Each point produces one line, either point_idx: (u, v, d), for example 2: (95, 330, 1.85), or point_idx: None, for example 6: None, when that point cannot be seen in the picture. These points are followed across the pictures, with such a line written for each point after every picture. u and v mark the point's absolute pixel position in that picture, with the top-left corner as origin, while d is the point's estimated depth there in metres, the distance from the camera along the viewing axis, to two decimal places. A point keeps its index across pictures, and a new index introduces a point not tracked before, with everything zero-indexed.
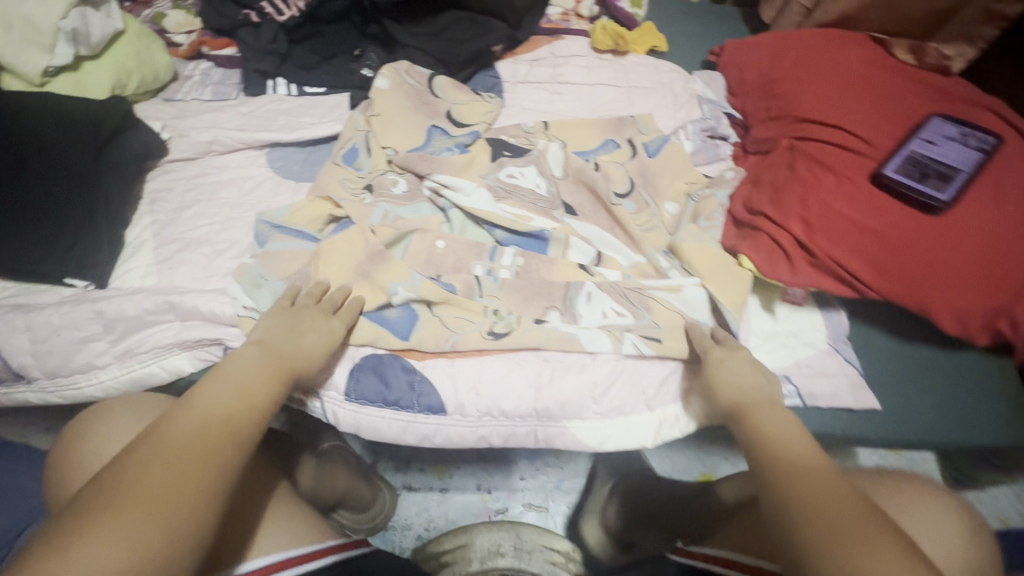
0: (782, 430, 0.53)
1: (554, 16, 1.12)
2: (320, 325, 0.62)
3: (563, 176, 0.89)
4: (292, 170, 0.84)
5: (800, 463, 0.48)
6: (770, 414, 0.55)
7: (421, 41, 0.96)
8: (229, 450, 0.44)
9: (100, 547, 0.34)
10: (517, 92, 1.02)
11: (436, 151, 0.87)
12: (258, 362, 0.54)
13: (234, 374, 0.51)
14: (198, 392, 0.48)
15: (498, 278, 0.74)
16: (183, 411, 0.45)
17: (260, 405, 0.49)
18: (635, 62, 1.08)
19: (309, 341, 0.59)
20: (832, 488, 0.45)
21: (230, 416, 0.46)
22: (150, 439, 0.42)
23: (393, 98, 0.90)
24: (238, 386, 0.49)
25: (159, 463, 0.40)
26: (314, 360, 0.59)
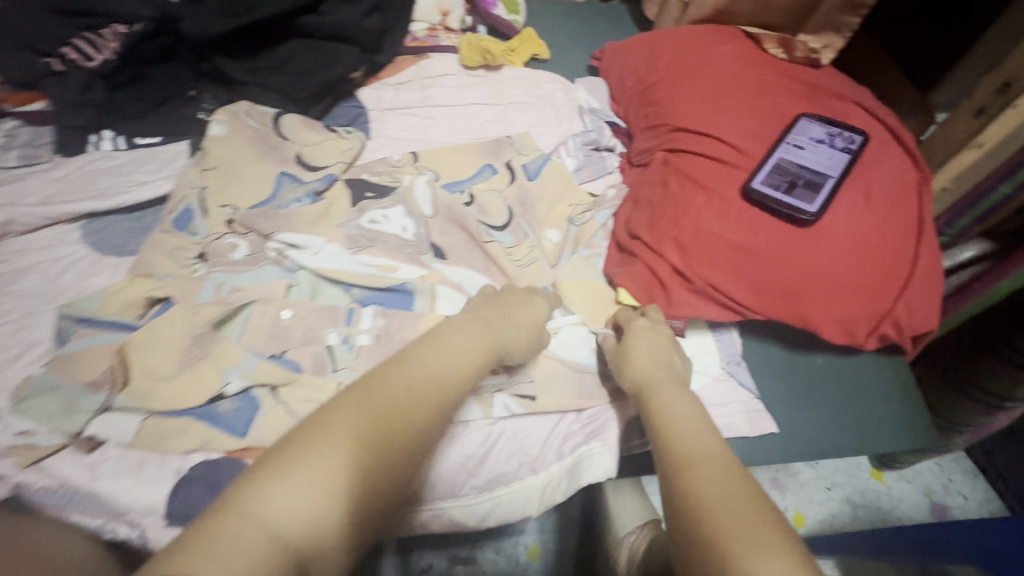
0: (677, 410, 0.53)
1: (419, 33, 1.04)
2: (535, 306, 0.65)
3: (433, 214, 0.81)
4: (111, 244, 0.73)
5: (689, 450, 0.48)
6: (673, 395, 0.55)
7: (261, 77, 0.85)
8: (432, 407, 0.49)
9: (308, 475, 0.40)
10: (383, 121, 0.93)
11: (284, 204, 0.78)
12: (476, 328, 0.57)
13: (454, 340, 0.55)
14: (418, 355, 0.52)
15: (354, 346, 0.66)
16: (395, 371, 0.49)
17: (467, 373, 0.53)
18: (510, 75, 1.01)
19: (529, 320, 0.63)
20: (712, 475, 0.45)
21: (434, 381, 0.50)
22: (374, 396, 0.47)
23: (233, 145, 0.80)
24: (451, 353, 0.53)
25: (364, 425, 0.44)
26: (528, 340, 0.62)
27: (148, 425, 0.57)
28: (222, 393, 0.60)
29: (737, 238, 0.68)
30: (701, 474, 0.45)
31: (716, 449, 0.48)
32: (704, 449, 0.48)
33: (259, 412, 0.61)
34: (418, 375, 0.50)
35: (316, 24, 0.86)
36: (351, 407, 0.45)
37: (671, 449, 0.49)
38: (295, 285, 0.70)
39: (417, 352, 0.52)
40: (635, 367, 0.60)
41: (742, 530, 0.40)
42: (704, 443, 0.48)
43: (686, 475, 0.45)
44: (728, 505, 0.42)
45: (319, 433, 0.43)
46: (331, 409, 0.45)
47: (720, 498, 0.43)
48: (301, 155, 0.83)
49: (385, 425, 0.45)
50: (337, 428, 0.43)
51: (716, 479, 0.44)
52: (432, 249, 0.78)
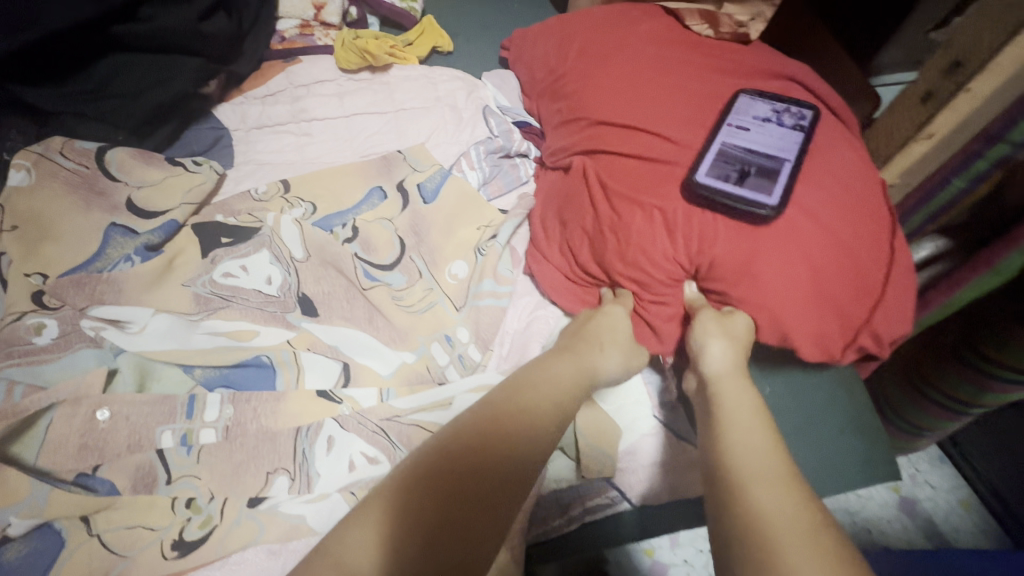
0: (740, 414, 0.50)
1: (290, 32, 0.88)
2: (609, 315, 0.62)
3: (305, 256, 0.67)
4: None
5: (752, 463, 0.44)
6: (744, 399, 0.52)
7: (74, 104, 0.69)
8: (530, 432, 0.46)
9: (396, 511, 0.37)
10: (250, 142, 0.79)
11: (108, 266, 0.63)
12: (567, 359, 0.56)
13: (548, 369, 0.54)
14: (521, 385, 0.51)
15: (194, 447, 0.53)
16: (498, 398, 0.49)
17: (565, 400, 0.51)
18: (400, 76, 0.86)
19: (618, 332, 0.61)
20: (780, 493, 0.41)
21: (536, 409, 0.48)
22: (483, 421, 0.45)
23: (40, 195, 0.64)
24: (545, 381, 0.52)
25: (476, 448, 0.42)
26: (616, 358, 0.59)
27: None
28: (5, 536, 0.46)
29: (690, 259, 0.61)
30: (765, 492, 0.41)
31: (782, 467, 0.44)
32: (766, 465, 0.44)
33: (62, 554, 0.47)
34: (518, 399, 0.49)
35: (137, 35, 0.70)
36: (458, 431, 0.44)
37: (731, 464, 0.45)
38: (117, 373, 0.55)
39: (518, 381, 0.52)
40: (715, 354, 0.57)
41: (810, 552, 0.35)
42: (767, 461, 0.44)
43: (747, 490, 0.42)
44: (795, 527, 0.38)
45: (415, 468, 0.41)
46: (440, 437, 0.43)
47: (785, 517, 0.38)
48: (133, 199, 0.68)
49: (491, 448, 0.43)
50: (436, 452, 0.42)
51: (783, 499, 0.40)
52: (302, 304, 0.64)
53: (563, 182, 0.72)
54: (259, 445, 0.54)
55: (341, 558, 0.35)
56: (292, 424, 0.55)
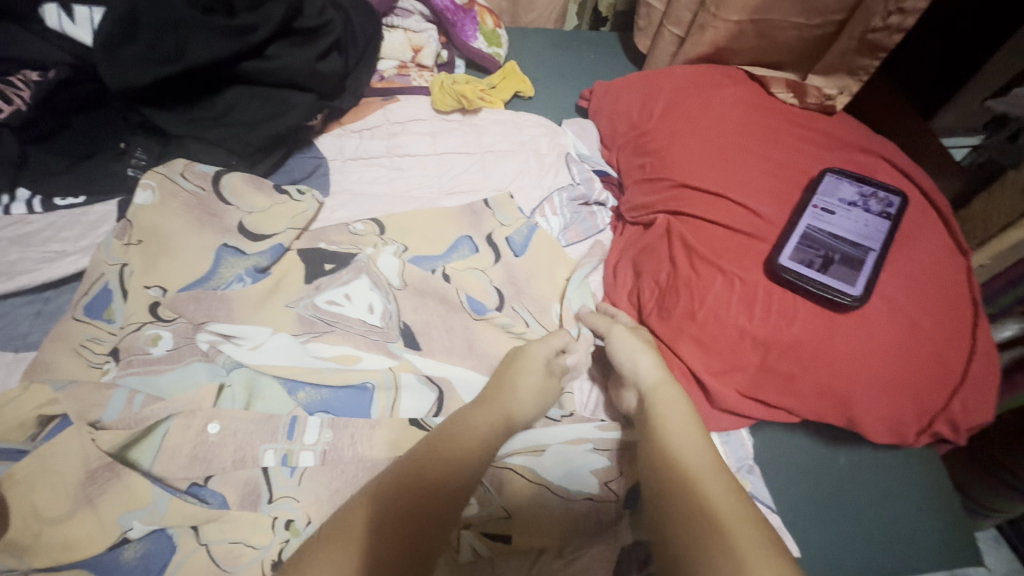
0: (680, 423, 0.50)
1: (388, 71, 0.94)
2: (534, 357, 0.60)
3: (402, 287, 0.69)
4: (15, 334, 0.63)
5: (688, 463, 0.45)
6: (676, 409, 0.51)
7: (197, 129, 0.75)
8: (460, 474, 0.47)
9: (331, 556, 0.39)
10: (346, 172, 0.83)
11: (223, 284, 0.66)
12: (487, 406, 0.54)
13: (479, 412, 0.53)
14: (439, 445, 0.49)
15: (296, 469, 0.55)
16: (420, 458, 0.47)
17: (479, 457, 0.49)
18: (489, 119, 0.91)
19: (534, 380, 0.58)
20: (724, 489, 0.42)
21: (463, 451, 0.49)
22: (391, 485, 0.44)
23: (163, 213, 0.68)
24: (475, 421, 0.52)
25: (418, 487, 0.45)
26: (538, 401, 0.58)
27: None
28: (124, 539, 0.49)
29: (766, 334, 0.58)
30: (707, 494, 0.42)
31: (720, 465, 0.45)
32: (703, 468, 0.44)
33: (171, 560, 0.49)
34: (455, 442, 0.49)
35: (262, 70, 0.75)
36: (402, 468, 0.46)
37: (672, 467, 0.45)
38: (227, 388, 0.58)
39: (440, 437, 0.50)
40: (649, 369, 0.56)
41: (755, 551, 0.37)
42: (704, 462, 0.45)
43: (691, 496, 0.42)
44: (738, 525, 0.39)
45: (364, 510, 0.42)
46: (390, 471, 0.46)
47: (735, 518, 0.39)
48: (245, 221, 0.71)
49: (413, 500, 0.44)
50: (377, 499, 0.43)
51: (727, 493, 0.42)
52: (403, 335, 0.66)
53: (642, 236, 0.72)
54: (359, 474, 0.56)
55: None
56: (388, 454, 0.56)
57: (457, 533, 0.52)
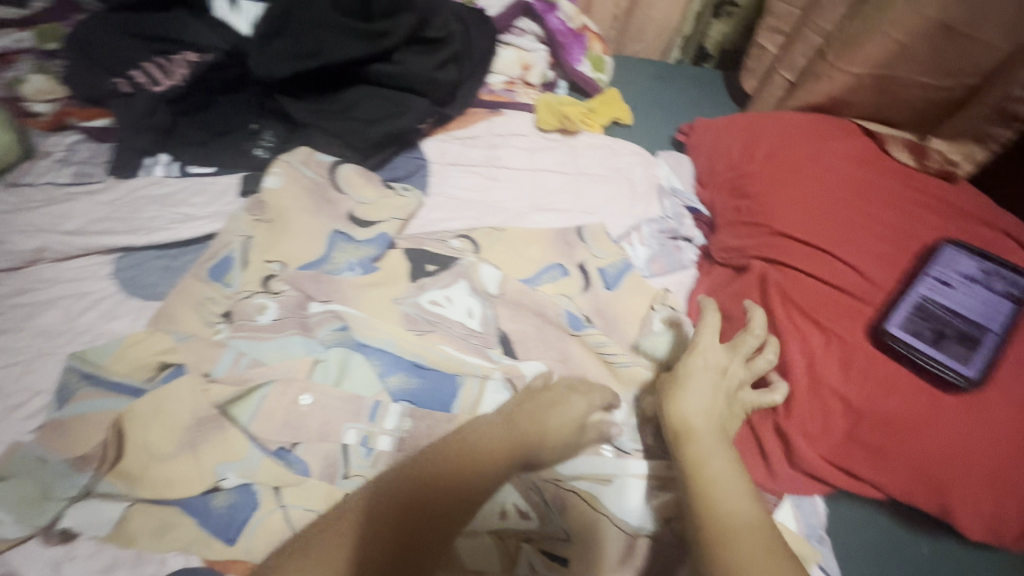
0: (726, 478, 0.47)
1: (496, 86, 0.96)
2: (569, 406, 0.61)
3: (500, 295, 0.73)
4: (141, 283, 0.69)
5: (733, 520, 0.45)
6: (720, 459, 0.49)
7: (320, 119, 0.81)
8: (464, 488, 0.52)
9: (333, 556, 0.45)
10: (445, 176, 0.87)
11: (335, 270, 0.72)
12: (499, 426, 0.58)
13: (491, 431, 0.57)
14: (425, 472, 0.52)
15: (373, 450, 0.58)
16: (410, 479, 0.51)
17: (482, 477, 0.53)
18: (587, 142, 0.92)
19: (562, 426, 0.60)
20: (759, 558, 0.43)
21: (472, 466, 0.53)
22: (376, 501, 0.49)
23: (287, 197, 0.75)
24: (487, 442, 0.56)
25: (421, 495, 0.50)
26: (563, 443, 0.59)
27: (133, 512, 0.52)
28: (217, 487, 0.53)
29: (861, 400, 0.56)
30: (742, 552, 0.43)
31: (766, 525, 0.45)
32: (749, 528, 0.45)
33: (250, 516, 0.53)
34: (461, 455, 0.54)
35: (388, 74, 0.80)
36: (408, 478, 0.51)
37: (711, 524, 0.45)
38: (320, 363, 0.62)
39: (449, 450, 0.54)
40: (694, 403, 0.52)
41: None
42: (745, 517, 0.45)
43: (730, 556, 0.43)
44: None
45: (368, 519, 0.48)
46: (411, 477, 0.51)
47: None
48: (355, 211, 0.77)
49: (415, 505, 0.49)
50: (376, 504, 0.49)
51: (761, 560, 0.42)
52: (502, 343, 0.70)
53: (734, 280, 0.71)
54: None
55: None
56: None
57: (517, 544, 0.54)
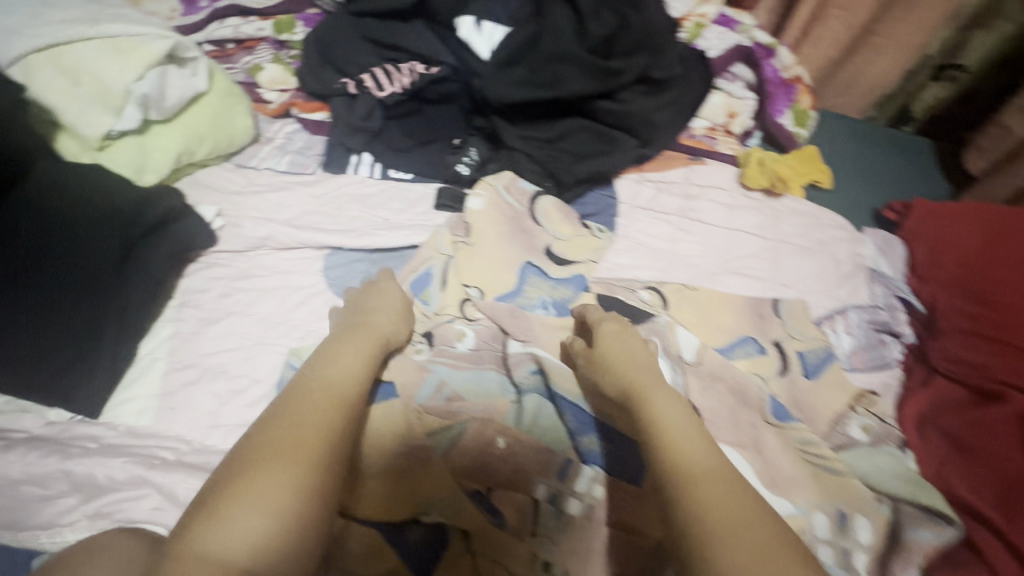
0: (681, 427, 0.51)
1: (698, 130, 0.91)
2: (390, 292, 0.66)
3: (694, 362, 0.69)
4: (347, 285, 0.71)
5: (693, 460, 0.47)
6: (669, 406, 0.53)
7: (530, 146, 0.80)
8: (345, 411, 0.49)
9: (249, 502, 0.40)
10: (633, 220, 0.83)
11: (527, 304, 0.71)
12: (359, 343, 0.58)
13: (347, 347, 0.57)
14: (298, 407, 0.48)
15: (564, 512, 0.54)
16: (289, 402, 0.48)
17: (358, 387, 0.52)
18: (790, 207, 0.85)
19: (388, 305, 0.65)
20: (723, 492, 0.44)
21: (344, 386, 0.52)
22: (283, 423, 0.46)
23: (487, 220, 0.75)
24: (344, 359, 0.55)
25: (330, 421, 0.47)
26: (400, 323, 0.64)
27: (345, 531, 0.53)
28: (416, 519, 0.54)
29: None
30: (709, 488, 0.45)
31: (725, 465, 0.47)
32: (715, 466, 0.47)
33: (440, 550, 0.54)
34: (327, 383, 0.51)
35: (608, 110, 0.78)
36: (291, 410, 0.47)
37: (676, 465, 0.47)
38: (515, 405, 0.60)
39: (296, 389, 0.50)
40: (619, 352, 0.60)
41: (769, 550, 0.40)
42: (709, 457, 0.48)
43: (695, 494, 0.44)
44: (752, 522, 0.42)
45: (264, 456, 0.43)
46: (270, 415, 0.47)
47: (739, 514, 0.42)
48: (552, 246, 0.76)
49: (327, 429, 0.46)
50: (288, 440, 0.44)
51: (724, 494, 0.44)
52: None
53: (975, 411, 0.66)
54: (619, 546, 0.54)
55: (186, 559, 0.36)
56: (652, 532, 0.54)
57: None
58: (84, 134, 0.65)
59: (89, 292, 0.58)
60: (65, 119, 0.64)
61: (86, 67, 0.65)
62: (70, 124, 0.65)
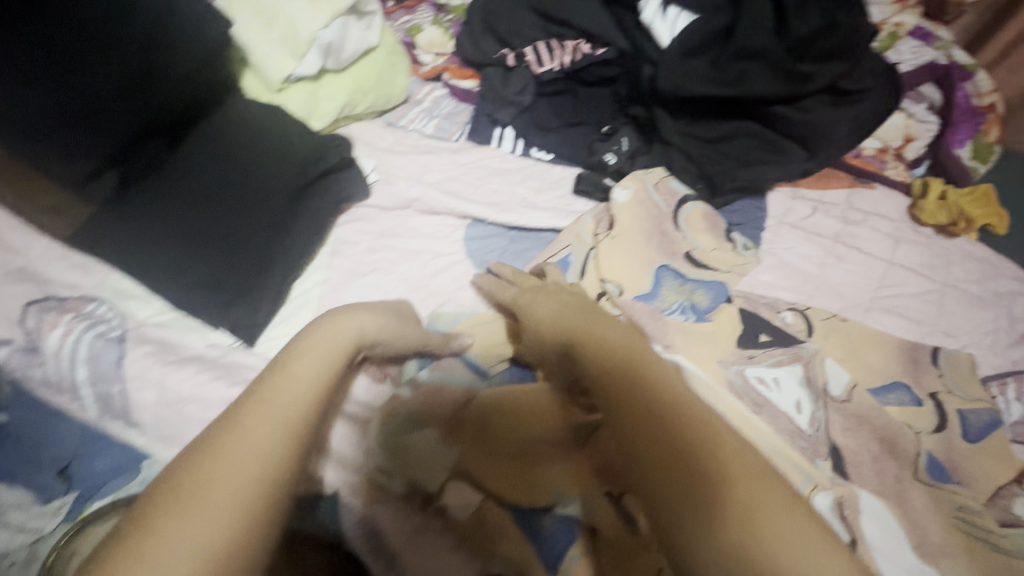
0: (670, 400, 0.44)
1: (867, 151, 0.83)
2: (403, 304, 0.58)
3: (845, 400, 0.64)
4: (485, 259, 0.70)
5: (684, 435, 0.40)
6: (653, 373, 0.47)
7: (689, 144, 0.75)
8: (289, 439, 0.37)
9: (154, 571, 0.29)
10: (781, 236, 0.78)
11: (665, 307, 0.68)
12: (321, 350, 0.45)
13: (302, 353, 0.44)
14: (217, 438, 0.36)
15: None
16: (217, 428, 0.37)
17: (309, 407, 0.40)
18: (964, 250, 0.77)
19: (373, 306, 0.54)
20: (719, 474, 0.38)
21: (290, 408, 0.39)
22: (204, 461, 0.35)
23: (631, 217, 0.72)
24: (298, 369, 0.43)
25: (268, 453, 0.36)
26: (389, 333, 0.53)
27: (483, 508, 0.52)
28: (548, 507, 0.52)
29: None
30: (708, 472, 0.38)
31: (721, 440, 0.41)
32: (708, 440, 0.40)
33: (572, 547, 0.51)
34: (274, 402, 0.39)
35: (785, 117, 0.72)
36: (217, 442, 0.36)
37: (666, 446, 0.40)
38: None
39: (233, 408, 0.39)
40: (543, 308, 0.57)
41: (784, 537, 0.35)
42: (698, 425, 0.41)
43: (689, 480, 0.38)
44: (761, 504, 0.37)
45: (176, 504, 0.32)
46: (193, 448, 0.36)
47: (741, 496, 0.37)
48: (693, 250, 0.72)
49: (261, 462, 0.35)
50: (209, 483, 0.33)
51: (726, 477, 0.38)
52: (832, 456, 0.60)
53: None
54: None
55: None
56: None
57: None
58: (266, 74, 0.66)
59: (259, 228, 0.60)
60: (252, 57, 0.66)
61: (279, 10, 0.66)
62: (255, 62, 0.66)
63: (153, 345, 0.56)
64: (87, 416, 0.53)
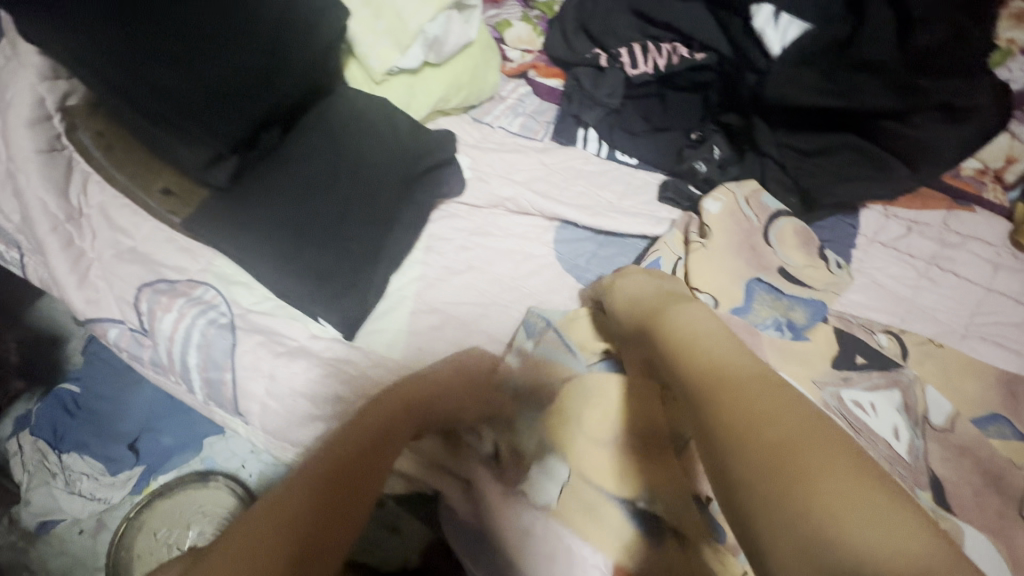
0: (715, 345, 0.40)
1: (967, 171, 0.81)
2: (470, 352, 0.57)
3: (946, 429, 0.62)
4: (574, 263, 0.70)
5: (721, 372, 0.36)
6: (697, 324, 0.44)
7: (785, 156, 0.74)
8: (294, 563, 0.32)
9: None
10: (872, 255, 0.75)
11: (760, 321, 0.67)
12: (318, 465, 0.41)
13: (300, 475, 0.40)
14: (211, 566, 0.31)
15: None
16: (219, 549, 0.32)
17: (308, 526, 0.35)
18: None
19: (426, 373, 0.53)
20: (752, 414, 0.32)
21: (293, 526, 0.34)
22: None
23: (721, 228, 0.70)
24: (295, 486, 0.38)
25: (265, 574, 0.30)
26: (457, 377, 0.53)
27: (587, 514, 0.51)
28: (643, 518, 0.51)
29: None
30: (749, 413, 0.32)
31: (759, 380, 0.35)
32: (748, 381, 0.35)
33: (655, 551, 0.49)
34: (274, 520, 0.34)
35: (892, 134, 0.70)
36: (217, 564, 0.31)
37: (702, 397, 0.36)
38: None
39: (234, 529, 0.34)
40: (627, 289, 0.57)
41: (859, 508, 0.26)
42: (742, 368, 0.37)
43: (723, 426, 0.32)
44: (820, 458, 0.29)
45: None
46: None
47: (786, 442, 0.30)
48: (785, 267, 0.70)
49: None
50: None
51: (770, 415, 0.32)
52: (932, 487, 0.59)
53: None
54: None
55: None
56: None
57: None
58: (370, 66, 0.66)
59: (364, 221, 0.60)
60: (358, 47, 0.65)
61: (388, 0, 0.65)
62: (360, 53, 0.66)
63: (262, 334, 0.57)
64: (196, 394, 0.58)
